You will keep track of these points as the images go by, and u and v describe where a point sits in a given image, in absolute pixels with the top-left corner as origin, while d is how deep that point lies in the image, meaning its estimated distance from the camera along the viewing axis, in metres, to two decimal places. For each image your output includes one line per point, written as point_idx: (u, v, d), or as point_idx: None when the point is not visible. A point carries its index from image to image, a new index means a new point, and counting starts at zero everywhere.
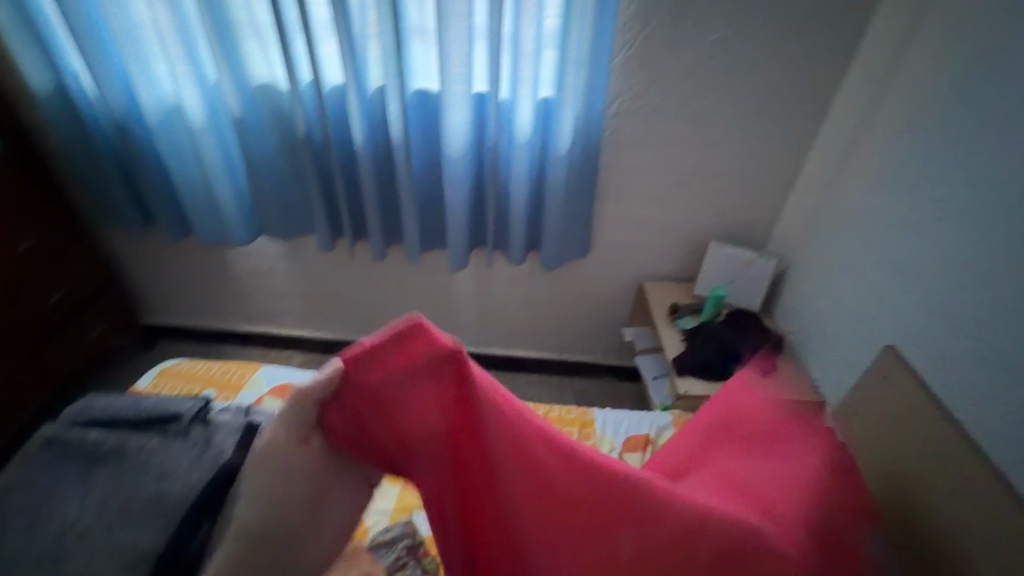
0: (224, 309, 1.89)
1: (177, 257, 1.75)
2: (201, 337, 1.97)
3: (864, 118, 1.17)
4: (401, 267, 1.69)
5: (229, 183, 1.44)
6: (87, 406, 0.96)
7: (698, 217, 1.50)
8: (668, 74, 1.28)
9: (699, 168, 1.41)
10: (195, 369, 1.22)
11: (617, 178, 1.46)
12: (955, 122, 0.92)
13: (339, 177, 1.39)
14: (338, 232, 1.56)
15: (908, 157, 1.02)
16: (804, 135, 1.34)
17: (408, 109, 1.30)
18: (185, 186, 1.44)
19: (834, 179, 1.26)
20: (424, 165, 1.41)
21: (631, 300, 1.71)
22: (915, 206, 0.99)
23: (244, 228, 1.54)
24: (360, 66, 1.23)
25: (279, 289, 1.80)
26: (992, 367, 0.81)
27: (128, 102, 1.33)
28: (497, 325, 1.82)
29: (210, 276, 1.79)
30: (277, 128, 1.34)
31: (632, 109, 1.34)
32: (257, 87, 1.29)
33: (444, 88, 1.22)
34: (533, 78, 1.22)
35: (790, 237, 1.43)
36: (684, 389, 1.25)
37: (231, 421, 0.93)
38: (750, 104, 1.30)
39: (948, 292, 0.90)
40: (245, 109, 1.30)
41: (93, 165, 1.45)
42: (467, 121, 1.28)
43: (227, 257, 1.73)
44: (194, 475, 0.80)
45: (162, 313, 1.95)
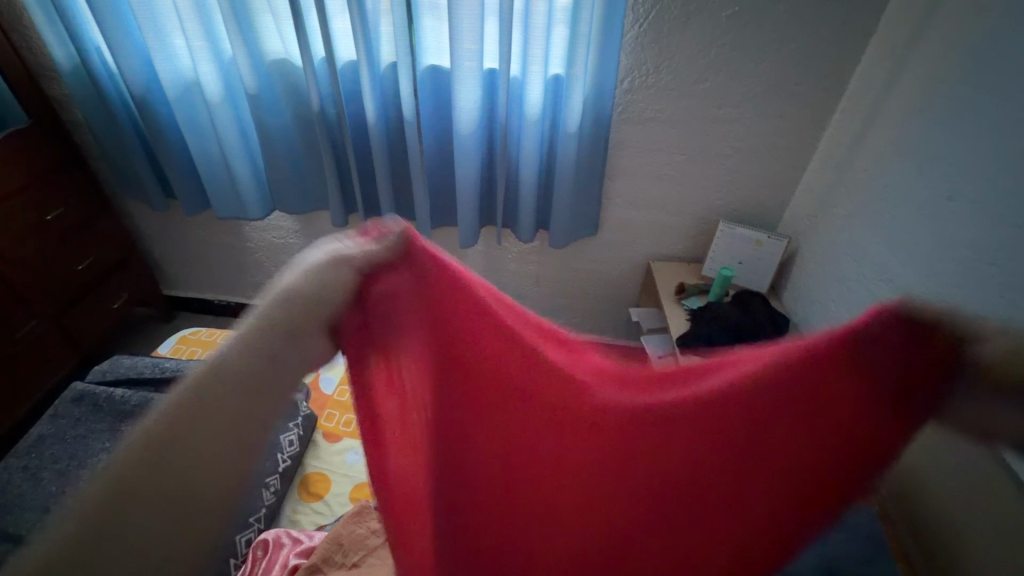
0: (241, 282, 1.95)
1: (196, 230, 1.80)
2: (220, 308, 2.04)
3: (880, 97, 1.15)
4: None
5: (245, 157, 1.48)
6: (113, 364, 1.04)
7: (708, 197, 1.50)
8: (681, 51, 1.26)
9: (710, 146, 1.41)
10: (213, 337, 1.27)
11: (627, 157, 1.46)
12: (970, 101, 0.90)
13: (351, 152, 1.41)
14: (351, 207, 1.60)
15: (922, 137, 1.01)
16: (818, 114, 1.32)
17: (420, 85, 1.31)
18: (203, 160, 1.48)
19: (847, 159, 1.25)
20: (436, 141, 1.43)
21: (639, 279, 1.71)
22: (925, 186, 0.98)
23: (259, 202, 1.59)
24: (372, 41, 1.24)
25: None
26: None
27: (148, 77, 1.36)
28: None
29: (228, 250, 1.85)
30: (291, 101, 1.38)
31: (644, 86, 1.33)
32: (272, 63, 1.32)
33: (455, 64, 1.23)
34: (544, 54, 1.22)
35: (801, 219, 1.42)
36: None
37: None
38: (764, 82, 1.28)
39: (954, 273, 0.89)
40: (260, 84, 1.33)
41: (115, 138, 1.50)
42: (478, 97, 1.29)
43: (244, 231, 1.78)
44: None
45: (182, 284, 2.01)
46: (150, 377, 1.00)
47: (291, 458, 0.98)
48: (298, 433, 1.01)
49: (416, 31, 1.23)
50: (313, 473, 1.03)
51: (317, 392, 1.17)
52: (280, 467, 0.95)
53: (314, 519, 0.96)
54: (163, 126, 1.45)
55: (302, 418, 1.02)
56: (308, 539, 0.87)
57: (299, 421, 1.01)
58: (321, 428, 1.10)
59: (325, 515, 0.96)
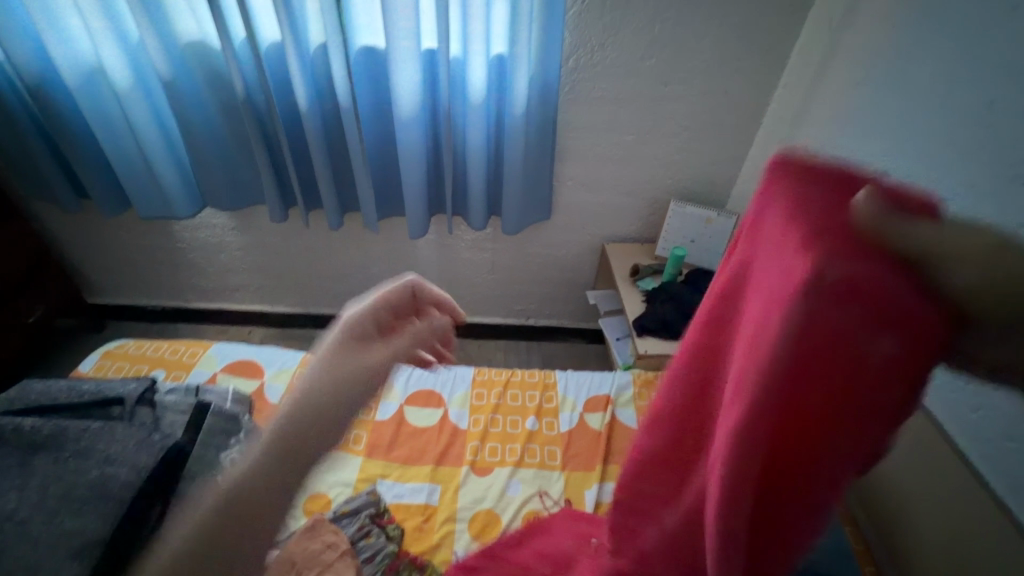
0: (175, 285, 1.82)
1: (120, 230, 1.66)
2: (154, 315, 1.90)
3: (818, 72, 1.16)
4: (360, 235, 1.64)
5: (165, 150, 1.36)
6: (20, 390, 0.89)
7: (657, 176, 1.50)
8: (625, 28, 1.24)
9: (658, 125, 1.39)
10: (142, 350, 1.17)
11: (577, 138, 1.42)
12: (902, 75, 0.92)
13: (285, 141, 1.32)
14: (289, 200, 1.50)
15: (858, 111, 1.03)
16: (760, 91, 1.33)
17: (355, 68, 1.23)
18: (119, 156, 1.36)
19: (789, 135, 1.26)
20: (377, 129, 1.35)
21: (595, 262, 1.70)
22: (864, 160, 1.00)
23: (187, 200, 1.47)
24: (297, 20, 1.15)
25: (233, 262, 1.73)
26: None
27: (43, 64, 1.22)
28: (460, 292, 1.80)
29: (158, 252, 1.71)
30: (212, 87, 1.26)
31: (590, 64, 1.30)
32: (186, 45, 1.20)
33: (390, 44, 1.15)
34: (484, 32, 1.16)
35: (747, 195, 1.44)
36: (645, 349, 1.26)
37: (180, 401, 0.93)
38: (707, 58, 1.28)
39: None
40: (175, 71, 1.21)
41: (12, 136, 1.34)
42: (418, 80, 1.22)
43: (173, 230, 1.65)
44: (143, 457, 0.79)
45: (109, 291, 1.86)
46: (64, 402, 0.86)
47: None
48: (241, 450, 0.92)
49: (346, 9, 1.14)
50: None
51: (262, 402, 1.10)
52: None
53: None
54: (69, 119, 1.31)
55: (245, 432, 0.94)
56: None
57: (241, 437, 0.93)
58: None
59: None
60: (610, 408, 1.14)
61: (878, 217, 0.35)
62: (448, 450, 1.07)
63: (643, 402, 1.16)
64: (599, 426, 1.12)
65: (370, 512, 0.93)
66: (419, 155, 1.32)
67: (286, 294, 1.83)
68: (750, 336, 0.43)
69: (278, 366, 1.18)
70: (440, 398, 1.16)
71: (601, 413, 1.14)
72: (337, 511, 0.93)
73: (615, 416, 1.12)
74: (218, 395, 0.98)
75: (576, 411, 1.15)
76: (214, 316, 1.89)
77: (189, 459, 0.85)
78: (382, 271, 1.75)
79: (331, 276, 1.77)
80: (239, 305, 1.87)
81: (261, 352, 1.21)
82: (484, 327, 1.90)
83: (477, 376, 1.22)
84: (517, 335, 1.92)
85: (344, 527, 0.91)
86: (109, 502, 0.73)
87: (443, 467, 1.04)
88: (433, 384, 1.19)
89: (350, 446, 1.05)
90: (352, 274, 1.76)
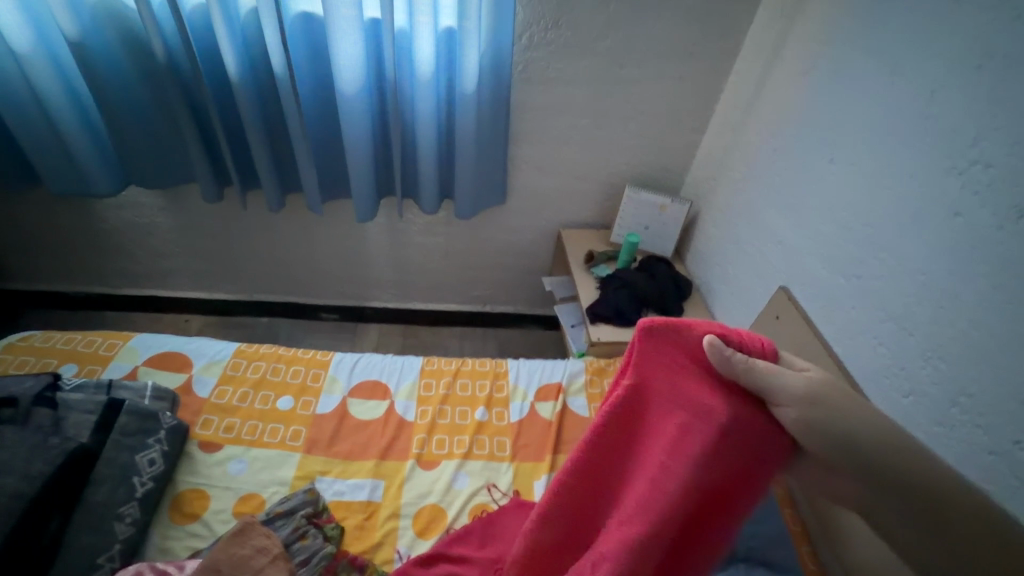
0: (99, 270, 1.67)
1: (30, 209, 1.50)
2: (76, 302, 1.75)
3: (771, 59, 1.15)
4: (304, 218, 1.55)
5: (77, 120, 1.22)
6: None
7: (613, 161, 1.47)
8: (581, 5, 1.19)
9: (614, 108, 1.36)
10: (51, 342, 1.06)
11: (532, 120, 1.38)
12: (849, 65, 0.92)
13: (216, 115, 1.21)
14: (224, 179, 1.40)
15: (808, 100, 1.03)
16: (715, 77, 1.32)
17: (291, 35, 1.13)
18: (22, 126, 1.21)
19: (742, 122, 1.26)
20: (318, 104, 1.26)
21: (551, 248, 1.68)
22: (812, 148, 1.00)
23: (106, 177, 1.34)
24: None
25: (164, 245, 1.60)
26: (868, 306, 0.85)
27: None
28: (413, 278, 1.73)
29: (77, 233, 1.56)
30: (130, 51, 1.14)
31: (545, 43, 1.25)
32: (96, 2, 1.07)
33: (329, 11, 1.06)
34: (432, 3, 1.09)
35: (701, 182, 1.44)
36: (597, 336, 1.25)
37: (87, 398, 0.83)
38: (663, 41, 1.25)
39: (835, 234, 0.93)
40: (82, 30, 1.08)
41: None
42: (361, 52, 1.14)
43: (94, 210, 1.50)
44: (36, 466, 0.71)
45: (22, 276, 1.69)
46: None
47: (153, 479, 0.81)
48: (161, 450, 0.85)
49: None
50: (187, 491, 0.89)
51: (190, 397, 1.02)
52: (137, 493, 0.78)
53: (191, 543, 0.83)
54: None
55: (166, 430, 0.87)
56: (177, 569, 0.74)
57: (162, 436, 0.86)
58: (195, 438, 0.96)
59: (205, 538, 0.84)
60: (561, 396, 1.13)
61: (726, 355, 0.56)
62: (394, 444, 1.02)
63: (595, 391, 1.15)
64: (550, 415, 1.10)
65: (306, 512, 0.88)
66: (364, 134, 1.25)
67: (226, 280, 1.72)
68: (670, 442, 0.59)
69: (209, 358, 1.10)
70: (386, 390, 1.11)
71: (553, 401, 1.13)
72: (270, 512, 0.87)
73: (567, 406, 1.10)
74: (134, 391, 0.91)
75: (527, 400, 1.13)
76: (146, 303, 1.76)
77: (99, 463, 0.78)
78: (330, 256, 1.66)
79: (274, 261, 1.67)
80: (174, 291, 1.74)
81: (190, 343, 1.12)
82: (439, 314, 1.85)
83: (425, 366, 1.17)
84: (473, 322, 1.88)
85: (278, 529, 0.85)
86: None
87: (388, 461, 0.99)
88: (379, 374, 1.14)
89: (288, 442, 0.99)
90: (297, 259, 1.67)
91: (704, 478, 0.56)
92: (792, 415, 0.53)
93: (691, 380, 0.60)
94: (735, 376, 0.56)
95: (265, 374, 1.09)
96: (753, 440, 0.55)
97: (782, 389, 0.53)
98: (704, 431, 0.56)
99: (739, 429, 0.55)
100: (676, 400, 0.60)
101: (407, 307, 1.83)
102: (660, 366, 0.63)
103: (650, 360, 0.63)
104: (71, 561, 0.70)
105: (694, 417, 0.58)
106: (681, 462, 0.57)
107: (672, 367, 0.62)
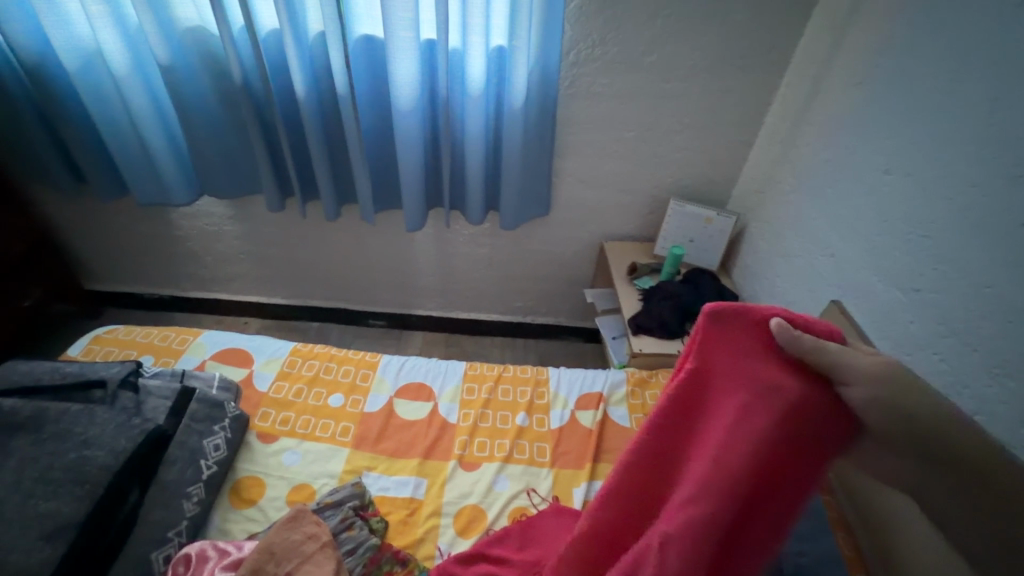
0: (172, 274, 1.82)
1: (117, 217, 1.65)
2: (150, 303, 1.90)
3: (823, 70, 1.14)
4: (357, 227, 1.63)
5: (162, 136, 1.35)
6: (4, 370, 0.89)
7: (658, 174, 1.48)
8: (627, 22, 1.22)
9: (660, 122, 1.38)
10: (132, 336, 1.17)
11: (577, 134, 1.41)
12: (906, 74, 0.90)
13: (283, 131, 1.31)
14: (287, 189, 1.50)
15: (862, 110, 1.01)
16: (764, 89, 1.31)
17: (353, 56, 1.22)
18: (116, 141, 1.35)
19: (791, 135, 1.24)
20: (375, 119, 1.34)
21: (593, 260, 1.69)
22: (866, 159, 0.98)
23: (184, 187, 1.47)
24: (296, 7, 1.14)
25: (230, 252, 1.73)
26: (928, 320, 0.82)
27: (42, 47, 1.22)
28: (457, 288, 1.78)
29: (156, 240, 1.71)
30: (211, 74, 1.26)
31: (591, 59, 1.28)
32: (185, 31, 1.19)
33: (388, 34, 1.14)
34: (484, 23, 1.15)
35: (749, 196, 1.42)
36: (639, 348, 1.25)
37: (163, 386, 0.91)
38: (709, 55, 1.26)
39: (890, 245, 0.90)
40: (172, 55, 1.20)
41: (11, 119, 1.35)
42: (416, 70, 1.21)
43: (171, 218, 1.64)
44: (121, 442, 0.78)
45: (106, 278, 1.86)
46: (47, 383, 0.86)
47: (217, 464, 0.87)
48: (225, 437, 0.90)
49: None
50: (245, 478, 0.95)
51: (251, 391, 1.09)
52: (203, 475, 0.84)
53: (247, 527, 0.88)
54: (66, 102, 1.31)
55: (230, 419, 0.92)
56: (236, 549, 0.79)
57: (227, 423, 0.91)
58: (254, 429, 1.02)
59: (260, 522, 0.89)
60: (602, 405, 1.13)
61: (791, 338, 0.56)
62: (437, 444, 1.05)
63: (636, 401, 1.15)
64: (590, 424, 1.11)
65: (353, 504, 0.91)
66: (417, 147, 1.31)
67: (283, 285, 1.83)
68: (733, 421, 0.59)
69: (268, 355, 1.17)
70: (430, 391, 1.14)
71: (593, 410, 1.13)
72: (321, 502, 0.91)
73: (607, 415, 1.10)
74: (204, 381, 0.97)
75: (567, 408, 1.13)
76: (211, 305, 1.89)
77: (171, 445, 0.84)
78: (379, 264, 1.74)
79: (327, 268, 1.76)
80: (236, 295, 1.86)
81: (252, 340, 1.20)
82: (481, 324, 1.89)
83: (468, 370, 1.20)
84: (514, 333, 1.90)
85: (327, 519, 0.89)
86: (83, 486, 0.73)
87: (431, 461, 1.02)
88: (424, 377, 1.18)
89: (338, 437, 1.04)
90: (349, 267, 1.75)
91: (767, 458, 0.55)
92: (861, 396, 0.53)
93: (756, 359, 0.59)
94: (803, 355, 0.56)
95: (318, 373, 1.15)
96: (818, 420, 0.55)
97: (850, 370, 0.54)
98: (770, 411, 0.56)
99: (808, 408, 0.55)
100: (739, 379, 0.60)
101: (451, 316, 1.88)
102: (723, 346, 0.62)
103: (714, 342, 0.63)
104: (145, 532, 0.76)
105: (757, 397, 0.57)
106: (744, 441, 0.56)
107: (737, 348, 0.61)
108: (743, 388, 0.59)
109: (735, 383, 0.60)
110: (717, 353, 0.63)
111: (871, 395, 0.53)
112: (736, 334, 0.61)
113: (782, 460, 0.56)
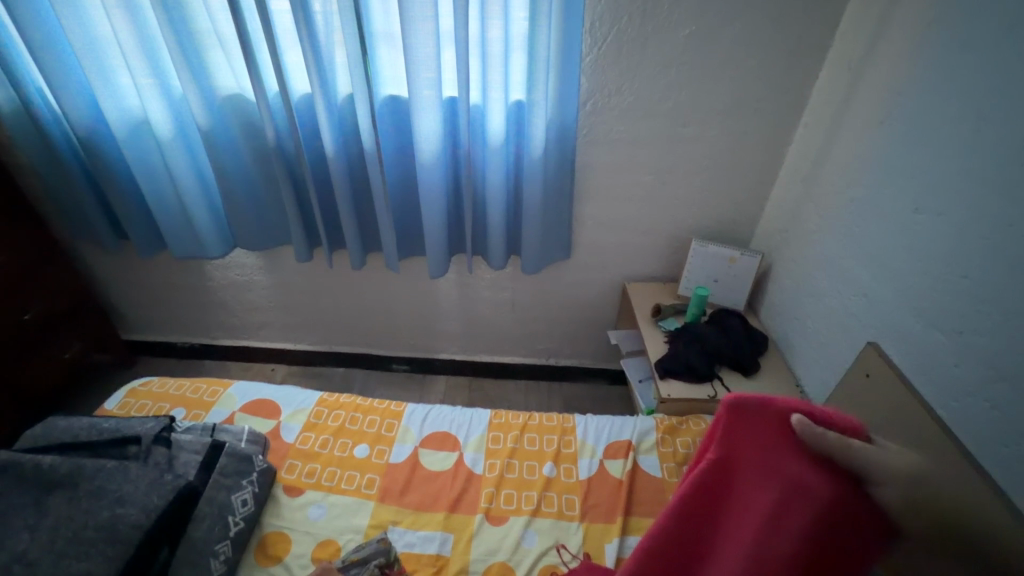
0: (204, 323, 1.87)
1: (156, 270, 1.73)
2: (183, 352, 1.95)
3: (840, 111, 1.15)
4: (382, 275, 1.67)
5: (200, 194, 1.42)
6: (45, 427, 0.91)
7: (678, 215, 1.48)
8: (642, 73, 1.26)
9: (678, 165, 1.39)
10: (165, 388, 1.19)
11: (597, 179, 1.43)
12: (928, 113, 0.90)
13: (312, 186, 1.37)
14: (315, 240, 1.55)
15: (885, 149, 1.00)
16: (782, 130, 1.32)
17: (379, 115, 1.28)
18: (157, 200, 1.43)
19: (813, 174, 1.24)
20: (400, 172, 1.40)
21: (616, 301, 1.68)
22: (893, 198, 0.97)
23: (219, 241, 1.53)
24: (328, 73, 1.21)
25: (260, 301, 1.78)
26: (973, 363, 0.78)
27: (95, 117, 1.31)
28: (480, 332, 1.79)
29: (190, 291, 1.77)
30: (247, 136, 1.33)
31: (608, 108, 1.32)
32: (225, 97, 1.28)
33: (413, 93, 1.20)
34: (504, 80, 1.20)
35: (772, 234, 1.41)
36: (667, 393, 1.22)
37: (194, 440, 0.93)
38: (725, 100, 1.28)
39: (926, 285, 0.87)
40: (212, 120, 1.28)
41: (63, 182, 1.44)
42: (439, 126, 1.26)
43: (205, 270, 1.71)
44: (154, 499, 0.78)
45: (142, 328, 1.92)
46: (84, 440, 0.88)
47: (244, 520, 0.86)
48: (253, 491, 0.90)
49: (373, 62, 1.20)
50: (271, 533, 0.94)
51: (278, 442, 1.10)
52: (231, 532, 0.83)
53: None
54: (113, 164, 1.39)
55: (258, 472, 0.92)
56: None
57: (254, 477, 0.91)
58: (281, 481, 1.02)
59: None
60: (631, 454, 1.10)
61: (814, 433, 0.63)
62: (462, 497, 1.03)
63: (666, 450, 1.11)
64: (620, 474, 1.07)
65: (379, 562, 0.88)
66: (439, 197, 1.35)
67: (309, 333, 1.86)
68: (767, 515, 0.63)
69: (295, 405, 1.18)
70: (455, 441, 1.13)
71: (623, 460, 1.09)
72: (346, 560, 0.89)
73: (637, 464, 1.07)
74: (233, 435, 0.98)
75: (596, 457, 1.10)
76: (240, 353, 1.93)
77: (200, 501, 0.84)
78: (403, 310, 1.76)
79: (352, 315, 1.79)
80: (264, 343, 1.90)
81: (279, 391, 1.21)
82: (504, 367, 1.88)
83: (494, 419, 1.19)
84: (537, 376, 1.88)
85: None
86: (115, 546, 0.73)
87: (457, 514, 1.00)
88: (449, 426, 1.16)
89: (362, 490, 1.03)
90: (374, 314, 1.78)
91: (803, 552, 0.60)
92: (890, 495, 0.59)
93: (783, 455, 0.65)
94: (829, 452, 0.62)
95: (344, 423, 1.15)
96: (850, 518, 0.60)
97: (880, 471, 0.59)
98: (803, 508, 0.61)
99: (838, 505, 0.60)
100: (769, 474, 0.65)
101: (474, 360, 1.88)
102: (750, 440, 0.69)
103: (741, 435, 0.70)
104: None
105: (789, 492, 0.63)
106: (782, 535, 0.61)
107: (759, 442, 0.68)
108: (774, 483, 0.64)
109: (768, 477, 0.65)
110: (745, 445, 0.69)
111: (902, 495, 0.59)
112: (762, 429, 0.68)
113: (818, 556, 0.60)
